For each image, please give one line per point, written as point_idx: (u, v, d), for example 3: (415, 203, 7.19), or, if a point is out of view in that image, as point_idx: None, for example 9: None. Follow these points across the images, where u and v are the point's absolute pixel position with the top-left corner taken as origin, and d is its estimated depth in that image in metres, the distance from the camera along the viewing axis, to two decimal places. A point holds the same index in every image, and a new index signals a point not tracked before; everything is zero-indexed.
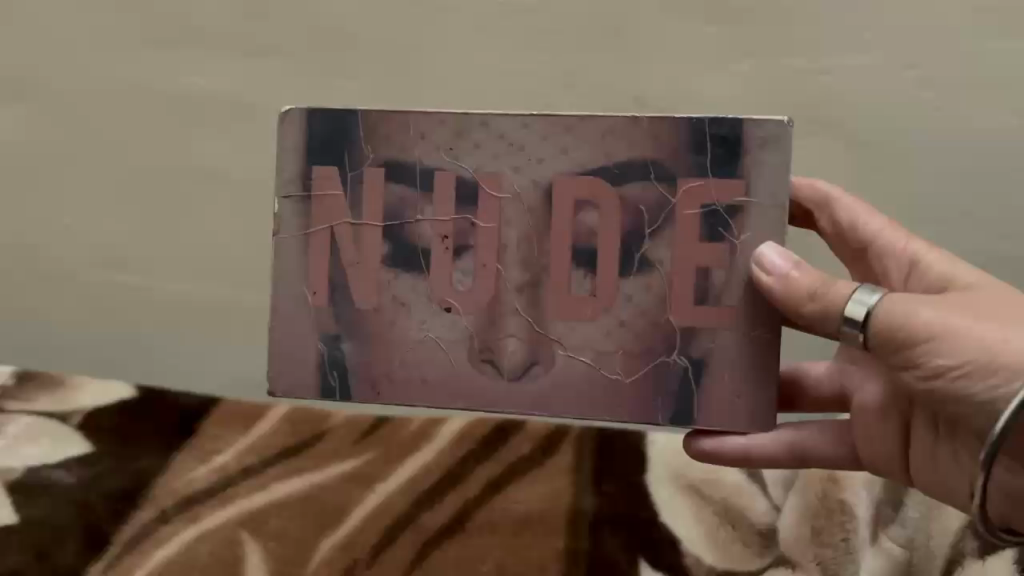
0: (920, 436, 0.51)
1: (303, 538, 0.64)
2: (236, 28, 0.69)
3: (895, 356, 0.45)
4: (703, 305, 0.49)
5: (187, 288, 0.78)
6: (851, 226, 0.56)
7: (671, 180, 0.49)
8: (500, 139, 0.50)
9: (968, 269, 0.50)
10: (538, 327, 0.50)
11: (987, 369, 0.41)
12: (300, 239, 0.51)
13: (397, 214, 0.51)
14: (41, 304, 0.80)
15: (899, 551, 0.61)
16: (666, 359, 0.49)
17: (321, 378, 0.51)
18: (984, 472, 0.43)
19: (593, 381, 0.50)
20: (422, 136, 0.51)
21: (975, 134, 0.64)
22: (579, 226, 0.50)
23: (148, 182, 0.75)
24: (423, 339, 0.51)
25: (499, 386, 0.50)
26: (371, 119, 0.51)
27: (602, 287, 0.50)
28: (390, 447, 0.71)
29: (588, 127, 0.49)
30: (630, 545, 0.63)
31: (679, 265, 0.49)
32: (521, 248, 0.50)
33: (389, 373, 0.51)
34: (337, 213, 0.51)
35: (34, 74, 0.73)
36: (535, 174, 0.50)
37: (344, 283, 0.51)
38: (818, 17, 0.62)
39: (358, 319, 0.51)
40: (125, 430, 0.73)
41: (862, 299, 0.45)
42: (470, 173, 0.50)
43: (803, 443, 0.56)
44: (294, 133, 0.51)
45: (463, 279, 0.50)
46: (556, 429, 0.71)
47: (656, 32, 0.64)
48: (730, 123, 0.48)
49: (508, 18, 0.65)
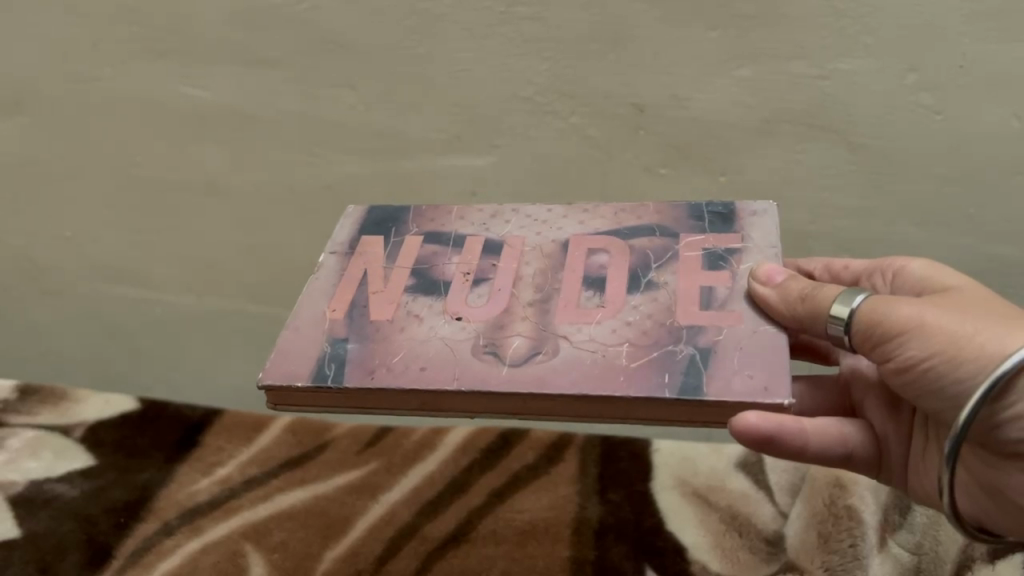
0: (916, 439, 0.51)
1: (306, 551, 0.64)
2: (229, 36, 0.66)
3: (873, 351, 0.45)
4: (707, 310, 0.47)
5: (191, 300, 0.81)
6: (845, 268, 0.57)
7: (673, 236, 0.53)
8: (527, 217, 0.56)
9: (953, 273, 0.51)
10: (544, 328, 0.47)
11: (954, 363, 0.42)
12: (335, 276, 0.53)
13: (427, 260, 0.53)
14: (42, 320, 0.85)
15: (908, 557, 0.60)
16: (672, 347, 0.45)
17: (315, 368, 0.46)
18: (949, 466, 0.43)
19: (601, 364, 0.44)
20: (460, 217, 0.56)
21: (978, 138, 0.63)
22: (591, 264, 0.51)
23: (149, 196, 0.76)
24: (427, 339, 0.47)
25: (499, 371, 0.45)
26: (419, 211, 0.58)
27: (612, 300, 0.49)
28: (392, 458, 0.72)
29: (603, 210, 0.56)
30: (635, 553, 0.62)
31: (686, 284, 0.49)
32: (536, 277, 0.51)
33: (386, 363, 0.46)
34: (372, 260, 0.53)
35: (29, 83, 0.71)
36: (554, 235, 0.54)
37: (363, 304, 0.50)
38: (818, 22, 0.60)
39: (369, 328, 0.49)
40: (124, 443, 0.74)
41: (846, 301, 0.45)
42: (497, 237, 0.55)
43: (851, 440, 0.51)
44: (352, 218, 0.58)
45: (477, 299, 0.50)
46: (557, 441, 0.73)
47: (655, 39, 0.62)
48: (722, 203, 0.55)
49: (507, 24, 0.63)
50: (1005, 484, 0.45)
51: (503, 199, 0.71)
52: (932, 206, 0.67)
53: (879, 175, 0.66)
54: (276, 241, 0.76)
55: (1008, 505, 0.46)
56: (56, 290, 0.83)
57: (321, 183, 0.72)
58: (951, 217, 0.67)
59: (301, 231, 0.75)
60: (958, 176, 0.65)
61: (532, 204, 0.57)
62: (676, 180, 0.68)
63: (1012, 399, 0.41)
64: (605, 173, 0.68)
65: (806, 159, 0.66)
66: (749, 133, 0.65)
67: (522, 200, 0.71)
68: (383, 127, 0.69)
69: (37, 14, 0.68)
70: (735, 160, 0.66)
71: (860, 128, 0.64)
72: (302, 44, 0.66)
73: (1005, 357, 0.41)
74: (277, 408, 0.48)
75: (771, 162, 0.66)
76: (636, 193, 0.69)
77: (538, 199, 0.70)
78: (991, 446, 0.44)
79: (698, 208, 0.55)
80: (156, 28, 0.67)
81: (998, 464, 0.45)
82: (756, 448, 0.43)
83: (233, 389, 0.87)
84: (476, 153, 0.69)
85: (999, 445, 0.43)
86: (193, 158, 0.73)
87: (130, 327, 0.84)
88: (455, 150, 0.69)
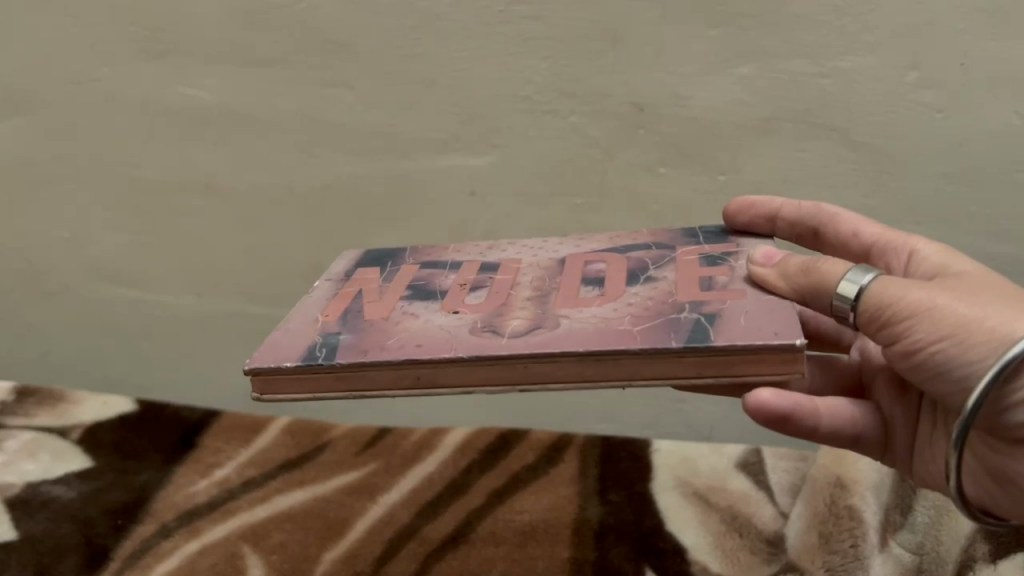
0: (924, 423, 0.51)
1: (304, 552, 0.63)
2: (229, 37, 0.67)
3: (880, 333, 0.44)
4: (708, 290, 0.46)
5: (188, 302, 0.81)
6: (853, 235, 0.56)
7: (668, 248, 0.54)
8: (523, 245, 0.57)
9: (966, 261, 0.49)
10: (542, 311, 0.46)
11: (964, 346, 0.41)
12: (329, 293, 0.52)
13: (423, 278, 0.53)
14: (39, 323, 0.85)
15: (909, 557, 0.59)
16: (677, 315, 0.43)
17: (305, 351, 0.44)
18: (956, 450, 0.43)
19: (603, 330, 0.43)
20: (457, 250, 0.58)
21: (980, 136, 0.62)
22: (589, 271, 0.51)
23: (147, 198, 0.76)
24: (424, 326, 0.46)
25: (498, 342, 0.43)
26: (418, 250, 0.59)
27: (611, 290, 0.48)
28: (392, 458, 0.73)
29: (597, 237, 0.58)
30: (635, 554, 0.62)
31: (684, 276, 0.49)
32: (534, 282, 0.51)
33: (380, 343, 0.44)
34: (367, 280, 0.54)
35: (27, 85, 0.71)
36: (550, 255, 0.55)
37: (357, 308, 0.49)
38: (817, 21, 0.60)
39: (362, 322, 0.47)
40: (124, 445, 0.74)
41: (854, 279, 0.44)
42: (492, 260, 0.55)
43: (862, 421, 0.51)
44: (343, 261, 0.58)
45: (474, 297, 0.49)
46: (556, 441, 0.73)
47: (655, 38, 0.62)
48: (717, 226, 0.58)
49: (506, 23, 0.63)
50: (1012, 470, 0.45)
51: (502, 199, 0.70)
52: (935, 203, 0.65)
53: (881, 173, 0.65)
54: (273, 242, 0.76)
55: (1015, 492, 0.45)
56: (55, 292, 0.83)
57: (319, 183, 0.72)
58: (954, 214, 0.66)
59: (298, 232, 0.75)
60: (960, 173, 0.64)
61: (524, 241, 0.59)
62: (677, 179, 0.67)
63: (1019, 381, 0.41)
64: (605, 172, 0.67)
65: (807, 158, 0.65)
66: (750, 131, 0.64)
67: (520, 200, 0.70)
68: (382, 127, 0.68)
69: (37, 15, 0.68)
70: (735, 159, 0.66)
71: (861, 126, 0.63)
72: (301, 43, 0.66)
73: (1015, 340, 0.40)
74: (260, 401, 0.45)
75: (772, 161, 0.65)
76: (636, 192, 0.68)
77: (537, 199, 0.69)
78: (997, 431, 0.44)
79: (693, 231, 0.57)
80: (156, 28, 0.67)
81: (1004, 449, 0.44)
82: (772, 427, 0.44)
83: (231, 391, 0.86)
84: (475, 153, 0.68)
85: (1004, 429, 0.43)
86: (191, 159, 0.73)
87: (128, 329, 0.84)
88: (454, 149, 0.68)
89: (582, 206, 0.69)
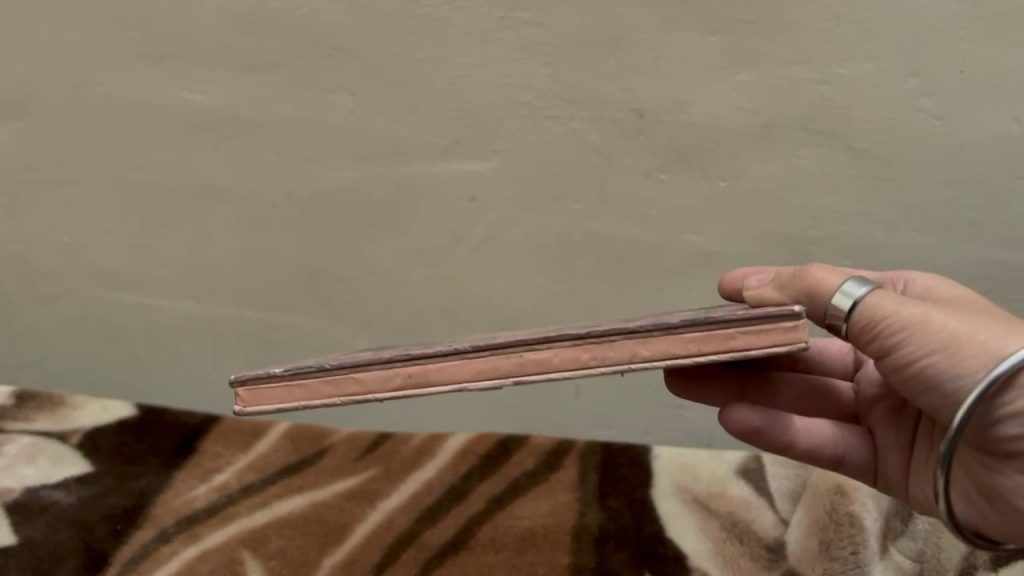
0: (919, 448, 0.52)
1: (304, 557, 0.63)
2: (232, 42, 0.67)
3: (871, 345, 0.44)
4: (702, 312, 0.47)
5: (187, 307, 0.81)
6: None
7: (665, 313, 0.56)
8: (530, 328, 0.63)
9: (957, 288, 0.50)
10: (536, 333, 0.46)
11: (955, 359, 0.42)
12: (326, 354, 0.53)
13: (423, 343, 0.54)
14: (38, 326, 0.85)
15: (909, 564, 0.60)
16: (671, 319, 0.43)
17: (295, 364, 0.44)
18: (944, 462, 0.44)
19: (597, 327, 0.42)
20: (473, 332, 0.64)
21: (979, 142, 0.63)
22: (583, 326, 0.52)
23: (147, 203, 0.76)
24: (415, 349, 0.46)
25: (491, 340, 0.42)
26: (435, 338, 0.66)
27: (605, 325, 0.48)
28: (391, 464, 0.72)
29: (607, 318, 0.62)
30: (634, 561, 0.62)
31: (678, 313, 0.50)
32: (529, 332, 0.51)
33: (371, 355, 0.44)
34: (363, 349, 0.54)
35: (29, 88, 0.71)
36: (547, 326, 0.56)
37: (350, 354, 0.49)
38: (817, 28, 0.60)
39: (352, 356, 0.47)
40: (124, 450, 0.74)
41: (849, 291, 0.44)
42: (493, 334, 0.56)
43: (846, 442, 0.56)
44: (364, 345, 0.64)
45: (466, 341, 0.49)
46: (556, 447, 0.73)
47: (654, 44, 0.62)
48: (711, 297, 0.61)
49: (507, 29, 0.63)
50: (1000, 485, 0.45)
51: (503, 204, 0.70)
52: (933, 211, 0.66)
53: (881, 180, 0.65)
54: (272, 247, 0.76)
55: (1004, 509, 0.45)
56: (54, 296, 0.82)
57: (319, 188, 0.72)
58: (954, 221, 0.66)
59: (298, 237, 0.75)
60: (959, 180, 0.64)
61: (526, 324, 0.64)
62: (677, 185, 0.67)
63: (1010, 395, 0.41)
64: (605, 179, 0.67)
65: (807, 164, 0.65)
66: (750, 137, 0.64)
67: (520, 205, 0.69)
68: (382, 132, 0.68)
69: (40, 18, 0.68)
70: (735, 165, 0.66)
71: (860, 133, 0.63)
72: (304, 49, 0.66)
73: (1006, 354, 0.41)
74: (244, 415, 0.44)
75: (772, 168, 0.65)
76: (636, 198, 0.68)
77: (538, 204, 0.69)
78: (986, 445, 0.44)
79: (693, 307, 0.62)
80: (161, 32, 0.67)
81: (992, 466, 0.45)
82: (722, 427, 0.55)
83: (230, 396, 0.86)
84: (475, 159, 0.68)
85: (993, 445, 0.44)
86: (192, 163, 0.73)
87: (127, 334, 0.84)
88: (454, 155, 0.68)
89: (582, 211, 0.69)
